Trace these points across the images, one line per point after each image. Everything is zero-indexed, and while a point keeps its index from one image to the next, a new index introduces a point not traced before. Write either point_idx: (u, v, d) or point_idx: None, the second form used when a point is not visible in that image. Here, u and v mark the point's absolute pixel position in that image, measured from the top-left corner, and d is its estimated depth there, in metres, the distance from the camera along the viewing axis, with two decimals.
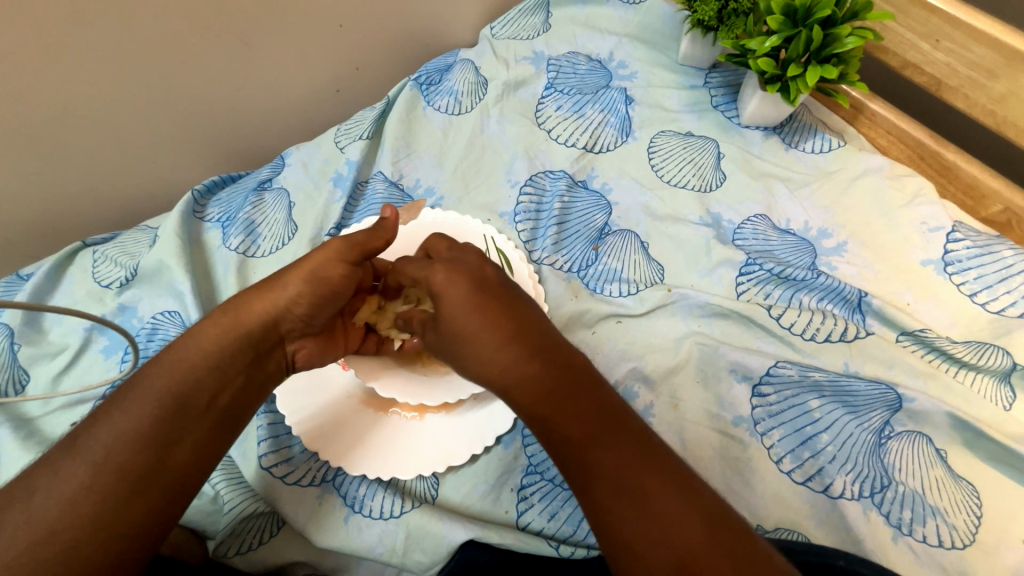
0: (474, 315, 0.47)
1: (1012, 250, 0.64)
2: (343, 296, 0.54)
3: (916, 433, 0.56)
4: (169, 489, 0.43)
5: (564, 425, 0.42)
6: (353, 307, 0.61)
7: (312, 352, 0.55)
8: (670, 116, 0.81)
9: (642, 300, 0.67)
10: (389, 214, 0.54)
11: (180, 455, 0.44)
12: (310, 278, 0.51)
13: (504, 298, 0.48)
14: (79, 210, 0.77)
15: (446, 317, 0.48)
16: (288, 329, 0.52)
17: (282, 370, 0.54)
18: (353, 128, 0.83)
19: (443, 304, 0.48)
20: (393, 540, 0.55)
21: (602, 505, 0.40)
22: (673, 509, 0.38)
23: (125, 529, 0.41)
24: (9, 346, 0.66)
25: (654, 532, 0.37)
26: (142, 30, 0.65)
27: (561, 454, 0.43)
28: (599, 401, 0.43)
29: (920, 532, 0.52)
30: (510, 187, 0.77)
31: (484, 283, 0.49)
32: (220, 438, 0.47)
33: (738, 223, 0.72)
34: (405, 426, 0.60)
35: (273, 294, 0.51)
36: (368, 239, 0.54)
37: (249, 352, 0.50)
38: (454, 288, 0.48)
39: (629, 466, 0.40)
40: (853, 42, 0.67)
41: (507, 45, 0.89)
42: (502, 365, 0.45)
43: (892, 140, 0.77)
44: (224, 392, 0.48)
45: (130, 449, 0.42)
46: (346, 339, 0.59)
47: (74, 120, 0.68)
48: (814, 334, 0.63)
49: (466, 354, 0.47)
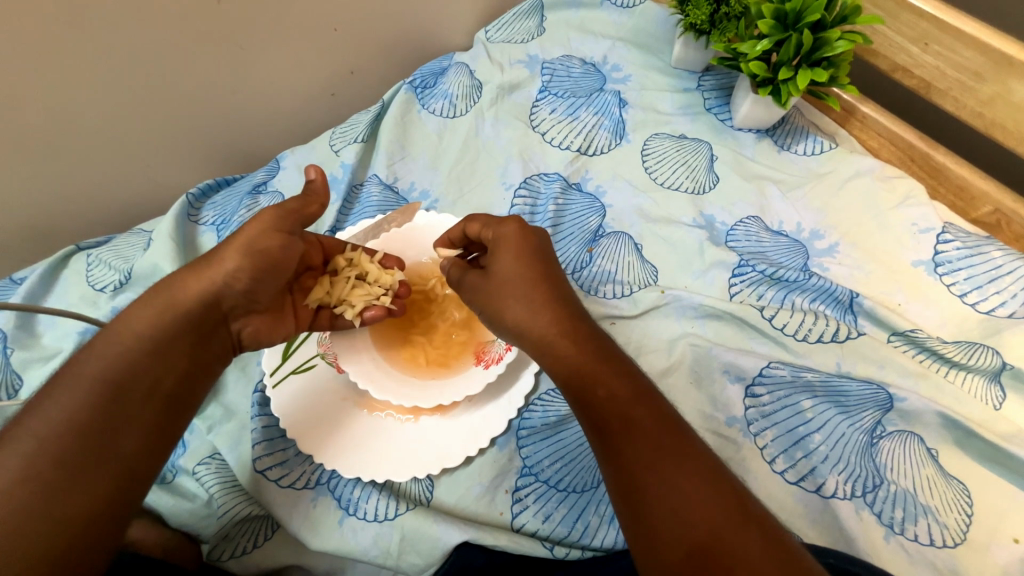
0: (531, 276, 0.50)
1: (1002, 251, 0.65)
2: (286, 270, 0.55)
3: (906, 433, 0.57)
4: (121, 473, 0.42)
5: (607, 381, 0.44)
6: (302, 283, 0.61)
7: (259, 328, 0.55)
8: (663, 118, 0.82)
9: (635, 302, 0.67)
10: (315, 175, 0.56)
11: (127, 439, 0.43)
12: (249, 251, 0.52)
13: (555, 271, 0.51)
14: (73, 213, 0.77)
15: (504, 270, 0.51)
16: (231, 307, 0.52)
17: (229, 349, 0.54)
18: (348, 131, 0.83)
19: (501, 257, 0.51)
20: (388, 542, 0.55)
21: (628, 466, 0.40)
22: (700, 472, 0.39)
23: (76, 515, 0.39)
24: (2, 350, 0.66)
25: (682, 489, 0.38)
26: (135, 32, 0.65)
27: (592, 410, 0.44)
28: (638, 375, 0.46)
29: (913, 531, 0.52)
30: (505, 190, 0.78)
31: (543, 253, 0.52)
32: (168, 420, 0.47)
33: (731, 225, 0.73)
34: (399, 428, 0.61)
35: (209, 272, 0.51)
36: (302, 207, 0.56)
37: (191, 333, 0.50)
38: (520, 245, 0.52)
39: (662, 432, 0.41)
40: (842, 46, 0.68)
41: (502, 49, 0.90)
42: (555, 318, 0.48)
43: (883, 142, 0.77)
44: (167, 376, 0.47)
45: (70, 438, 0.41)
46: (297, 316, 0.60)
47: (67, 122, 0.68)
48: (807, 335, 0.63)
49: (511, 303, 0.49)
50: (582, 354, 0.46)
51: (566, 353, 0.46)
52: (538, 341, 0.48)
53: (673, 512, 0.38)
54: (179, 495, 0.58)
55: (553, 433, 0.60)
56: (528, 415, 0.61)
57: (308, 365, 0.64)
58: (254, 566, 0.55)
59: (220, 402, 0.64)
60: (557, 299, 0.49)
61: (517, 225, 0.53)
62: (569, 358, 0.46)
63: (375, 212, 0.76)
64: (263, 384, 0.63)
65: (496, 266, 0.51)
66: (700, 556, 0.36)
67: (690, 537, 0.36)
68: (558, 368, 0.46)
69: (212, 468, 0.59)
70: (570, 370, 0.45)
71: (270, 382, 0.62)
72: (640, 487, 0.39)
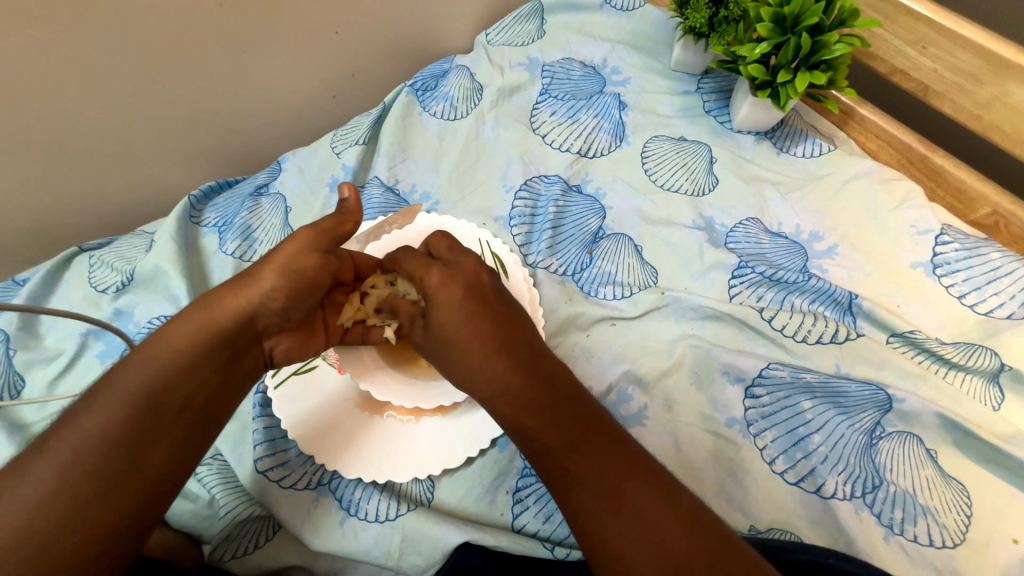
0: (465, 322, 0.47)
1: (1000, 253, 0.65)
2: (319, 288, 0.54)
3: (906, 433, 0.57)
4: (144, 489, 0.42)
5: (547, 431, 0.42)
6: (333, 299, 0.58)
7: (290, 348, 0.54)
8: (662, 121, 0.82)
9: (635, 303, 0.68)
10: (349, 194, 0.55)
11: (155, 455, 0.43)
12: (285, 270, 0.51)
13: (488, 309, 0.48)
14: (76, 215, 0.77)
15: (436, 325, 0.48)
16: (265, 325, 0.52)
17: (261, 367, 0.53)
18: (350, 134, 0.84)
19: (433, 307, 0.49)
20: (389, 543, 0.55)
21: (580, 516, 0.40)
22: (655, 522, 0.38)
23: (98, 530, 0.39)
24: (5, 351, 0.66)
25: (638, 542, 0.38)
26: (138, 33, 0.66)
27: (540, 460, 0.43)
28: (582, 409, 0.44)
29: (912, 532, 0.52)
30: (506, 192, 0.78)
31: (473, 292, 0.49)
32: (199, 436, 0.46)
33: (730, 227, 0.73)
34: (400, 429, 0.61)
35: (247, 288, 0.50)
36: (336, 224, 0.55)
37: (225, 350, 0.49)
38: (445, 294, 0.48)
39: (612, 481, 0.40)
40: (841, 49, 0.68)
41: (502, 52, 0.91)
42: (492, 373, 0.45)
43: (882, 144, 0.78)
44: (200, 392, 0.47)
45: (98, 451, 0.41)
46: (327, 332, 0.57)
47: (69, 123, 0.68)
48: (806, 336, 0.63)
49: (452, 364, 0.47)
50: (524, 411, 0.43)
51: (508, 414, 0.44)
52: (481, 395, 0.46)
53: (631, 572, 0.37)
54: (181, 495, 0.58)
55: None
56: None
57: (309, 366, 0.64)
58: (255, 567, 0.55)
59: None
60: (496, 342, 0.46)
61: (438, 271, 0.50)
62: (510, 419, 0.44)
63: (377, 214, 0.76)
64: (264, 385, 0.63)
65: (429, 320, 0.49)
66: None
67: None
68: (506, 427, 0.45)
69: (214, 469, 0.59)
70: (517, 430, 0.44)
71: (272, 383, 0.62)
72: (595, 538, 0.39)
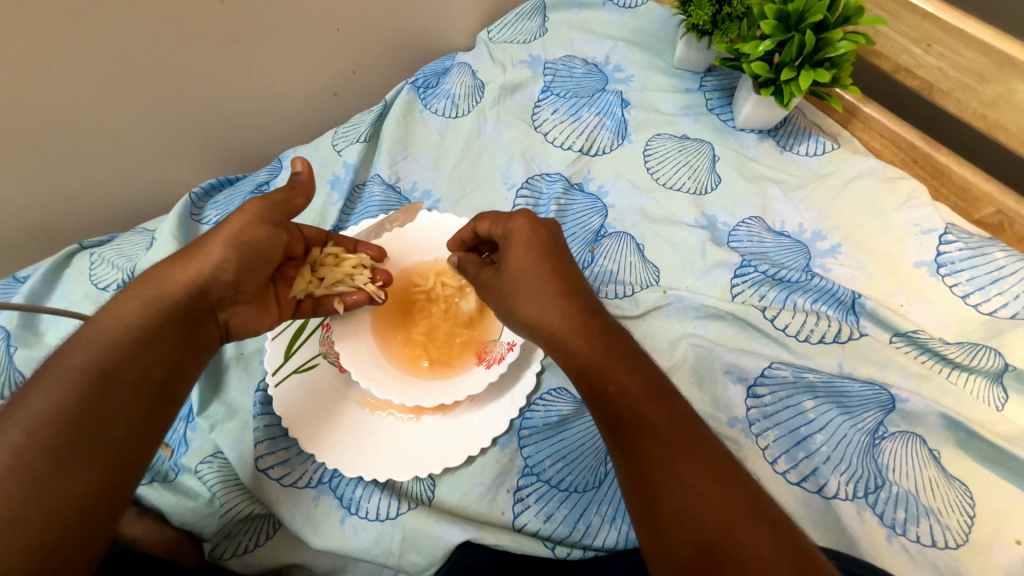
0: (542, 271, 0.51)
1: (1004, 252, 0.65)
2: (271, 260, 0.56)
3: (909, 434, 0.57)
4: (111, 461, 0.42)
5: (618, 375, 0.45)
6: (284, 273, 0.61)
7: (245, 318, 0.56)
8: (665, 119, 0.82)
9: (637, 302, 0.67)
10: (301, 169, 0.57)
11: (116, 429, 0.43)
12: (235, 241, 0.52)
13: (568, 267, 0.52)
14: (76, 213, 0.77)
15: (513, 268, 0.52)
16: (218, 297, 0.53)
17: (218, 338, 0.55)
18: (350, 131, 0.84)
19: (513, 255, 0.52)
20: (389, 542, 0.55)
21: (640, 456, 0.40)
22: (710, 468, 0.39)
23: (66, 506, 0.39)
24: (6, 348, 0.66)
25: (689, 481, 0.38)
26: (137, 29, 0.65)
27: (603, 401, 0.44)
28: (650, 371, 0.46)
29: (914, 532, 0.52)
30: (507, 190, 0.78)
31: (556, 249, 0.53)
32: (155, 409, 0.47)
33: (733, 226, 0.73)
34: (401, 427, 0.61)
35: (197, 262, 0.51)
36: (288, 198, 0.57)
37: (179, 322, 0.50)
38: (532, 240, 0.52)
39: (672, 426, 0.41)
40: (846, 46, 0.68)
41: (504, 49, 0.90)
42: (568, 313, 0.49)
43: (886, 143, 0.77)
44: (156, 366, 0.48)
45: (60, 429, 0.41)
46: (280, 305, 0.60)
47: (68, 120, 0.68)
48: (809, 335, 0.63)
49: (525, 300, 0.50)
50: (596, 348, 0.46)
51: (579, 348, 0.47)
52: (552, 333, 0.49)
53: (679, 509, 0.37)
54: (181, 493, 0.58)
55: (554, 433, 0.60)
56: (530, 415, 0.61)
57: (309, 364, 0.64)
58: (254, 565, 0.55)
59: (223, 402, 0.64)
60: (572, 293, 0.50)
61: (525, 220, 0.53)
62: (583, 353, 0.46)
63: (377, 212, 0.76)
64: (264, 383, 0.63)
65: (507, 262, 0.52)
66: (710, 549, 0.35)
67: (699, 528, 0.36)
68: (572, 364, 0.47)
69: (215, 467, 0.59)
70: (585, 364, 0.46)
71: (272, 382, 0.62)
72: (652, 479, 0.39)
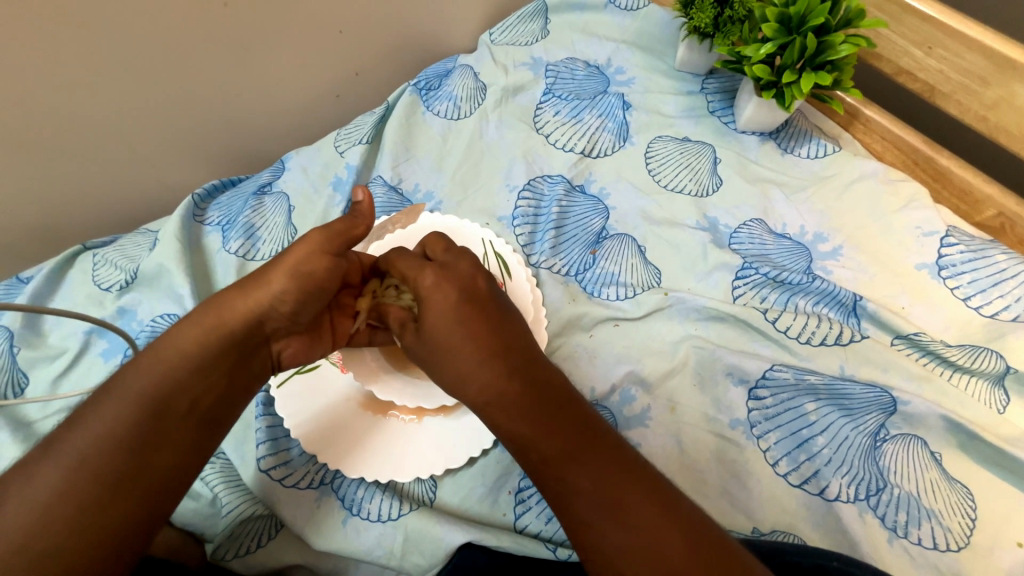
0: (463, 328, 0.46)
1: (1006, 255, 0.65)
2: (328, 290, 0.54)
3: (910, 436, 0.57)
4: (150, 491, 0.42)
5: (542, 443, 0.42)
6: (340, 302, 0.59)
7: (298, 350, 0.54)
8: (667, 121, 0.82)
9: (639, 303, 0.67)
10: (362, 198, 0.56)
11: (161, 457, 0.43)
12: (295, 273, 0.50)
13: (484, 313, 0.48)
14: (80, 213, 0.77)
15: (429, 330, 0.47)
16: (273, 328, 0.51)
17: (268, 369, 0.53)
18: (353, 133, 0.84)
19: (428, 316, 0.48)
20: (391, 543, 0.55)
21: (582, 528, 0.39)
22: (654, 529, 0.38)
23: (95, 534, 0.39)
24: (9, 349, 0.66)
25: (635, 547, 0.38)
26: (141, 31, 0.65)
27: (537, 474, 0.42)
28: (585, 419, 0.43)
29: (916, 535, 0.52)
30: (509, 192, 0.78)
31: (465, 299, 0.48)
32: (203, 439, 0.46)
33: (734, 228, 0.73)
34: (403, 429, 0.60)
35: (256, 292, 0.50)
36: (347, 227, 0.55)
37: (234, 353, 0.49)
38: (439, 298, 0.48)
39: (608, 490, 0.39)
40: (847, 49, 0.68)
41: (506, 52, 0.90)
42: (491, 374, 0.44)
43: (887, 145, 0.77)
44: (207, 395, 0.47)
45: (106, 455, 0.41)
46: (334, 335, 0.58)
47: (73, 121, 0.68)
48: (810, 337, 0.63)
49: (448, 369, 0.46)
50: (518, 418, 0.43)
51: (504, 421, 0.43)
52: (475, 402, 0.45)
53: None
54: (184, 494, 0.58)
55: None
56: None
57: (311, 365, 0.63)
58: (257, 566, 0.55)
59: None
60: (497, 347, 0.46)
61: (432, 275, 0.49)
62: (506, 423, 0.43)
63: (380, 213, 0.76)
64: (266, 384, 0.63)
65: (425, 326, 0.48)
66: None
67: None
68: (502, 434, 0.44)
69: (217, 468, 0.59)
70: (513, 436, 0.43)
71: (274, 383, 0.62)
72: (599, 548, 0.39)
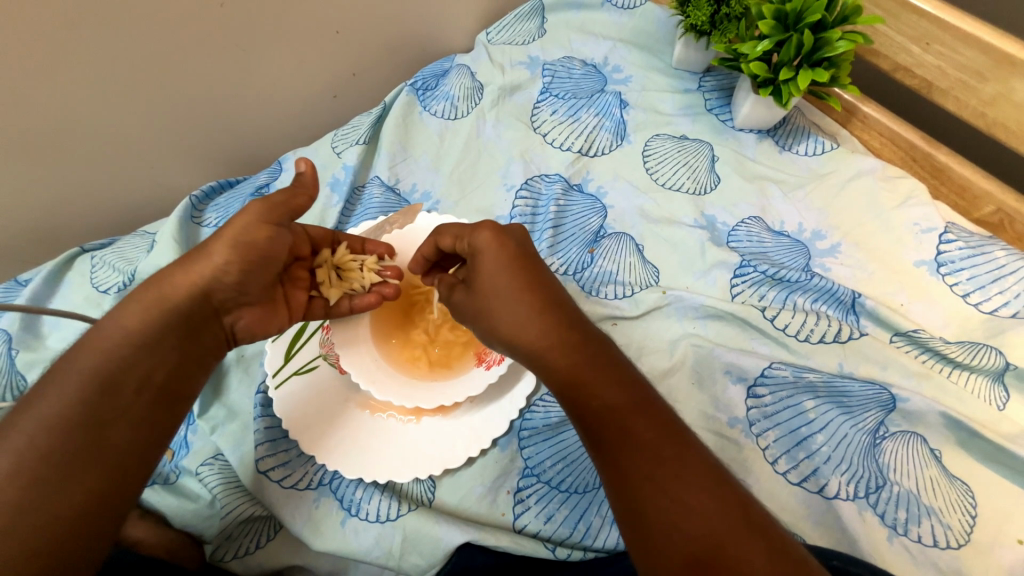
0: (517, 285, 0.48)
1: (1005, 251, 0.65)
2: (276, 260, 0.54)
3: (910, 434, 0.56)
4: (114, 470, 0.43)
5: (601, 391, 0.43)
6: (292, 274, 0.59)
7: (252, 321, 0.55)
8: (664, 119, 0.82)
9: (637, 302, 0.67)
10: (305, 168, 0.54)
11: (118, 434, 0.44)
12: (234, 243, 0.51)
13: (544, 275, 0.50)
14: (78, 216, 0.77)
15: (483, 280, 0.50)
16: (222, 300, 0.52)
17: (223, 342, 0.55)
18: (350, 134, 0.84)
19: (483, 271, 0.50)
20: (390, 543, 0.55)
21: (627, 476, 0.40)
22: (701, 477, 0.39)
23: (71, 511, 0.40)
24: (7, 351, 0.66)
25: (682, 503, 0.37)
26: (137, 33, 0.65)
27: (586, 420, 0.43)
28: (638, 382, 0.44)
29: (916, 533, 0.52)
30: (507, 191, 0.78)
31: (526, 255, 0.50)
32: (158, 415, 0.47)
33: (732, 225, 0.72)
34: (400, 428, 0.61)
35: (197, 266, 0.50)
36: (290, 197, 0.54)
37: (182, 326, 0.50)
38: (498, 252, 0.50)
39: (661, 442, 0.40)
40: (844, 46, 0.68)
41: (503, 51, 0.90)
42: (544, 330, 0.46)
43: (885, 142, 0.77)
44: (159, 369, 0.48)
45: (69, 438, 0.41)
46: (290, 307, 0.59)
47: (70, 123, 0.68)
48: (809, 335, 0.63)
49: (499, 316, 0.48)
50: (577, 362, 0.44)
51: (560, 363, 0.45)
52: (528, 348, 0.47)
53: (677, 529, 0.37)
54: (182, 495, 0.58)
55: (553, 434, 0.60)
56: (530, 416, 0.61)
57: (309, 366, 0.64)
58: (255, 567, 0.55)
59: (223, 403, 0.63)
60: (554, 304, 0.48)
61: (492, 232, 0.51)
62: (559, 368, 0.45)
63: (377, 214, 0.76)
64: (265, 385, 0.63)
65: (481, 278, 0.50)
66: (701, 565, 0.35)
67: (690, 545, 0.36)
68: (555, 379, 0.45)
69: (215, 469, 0.59)
70: (565, 379, 0.44)
71: (273, 383, 0.62)
72: (641, 497, 0.39)
